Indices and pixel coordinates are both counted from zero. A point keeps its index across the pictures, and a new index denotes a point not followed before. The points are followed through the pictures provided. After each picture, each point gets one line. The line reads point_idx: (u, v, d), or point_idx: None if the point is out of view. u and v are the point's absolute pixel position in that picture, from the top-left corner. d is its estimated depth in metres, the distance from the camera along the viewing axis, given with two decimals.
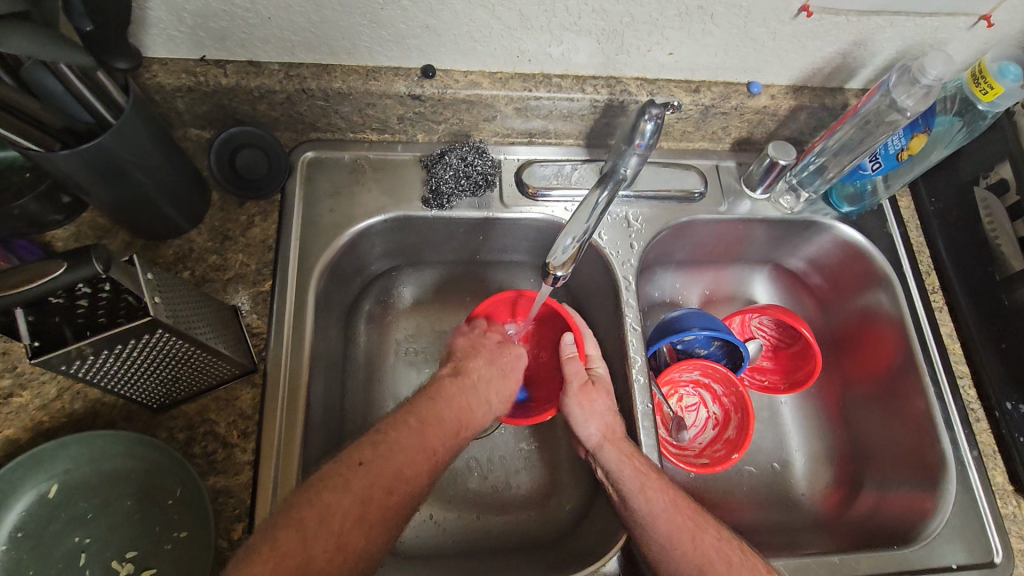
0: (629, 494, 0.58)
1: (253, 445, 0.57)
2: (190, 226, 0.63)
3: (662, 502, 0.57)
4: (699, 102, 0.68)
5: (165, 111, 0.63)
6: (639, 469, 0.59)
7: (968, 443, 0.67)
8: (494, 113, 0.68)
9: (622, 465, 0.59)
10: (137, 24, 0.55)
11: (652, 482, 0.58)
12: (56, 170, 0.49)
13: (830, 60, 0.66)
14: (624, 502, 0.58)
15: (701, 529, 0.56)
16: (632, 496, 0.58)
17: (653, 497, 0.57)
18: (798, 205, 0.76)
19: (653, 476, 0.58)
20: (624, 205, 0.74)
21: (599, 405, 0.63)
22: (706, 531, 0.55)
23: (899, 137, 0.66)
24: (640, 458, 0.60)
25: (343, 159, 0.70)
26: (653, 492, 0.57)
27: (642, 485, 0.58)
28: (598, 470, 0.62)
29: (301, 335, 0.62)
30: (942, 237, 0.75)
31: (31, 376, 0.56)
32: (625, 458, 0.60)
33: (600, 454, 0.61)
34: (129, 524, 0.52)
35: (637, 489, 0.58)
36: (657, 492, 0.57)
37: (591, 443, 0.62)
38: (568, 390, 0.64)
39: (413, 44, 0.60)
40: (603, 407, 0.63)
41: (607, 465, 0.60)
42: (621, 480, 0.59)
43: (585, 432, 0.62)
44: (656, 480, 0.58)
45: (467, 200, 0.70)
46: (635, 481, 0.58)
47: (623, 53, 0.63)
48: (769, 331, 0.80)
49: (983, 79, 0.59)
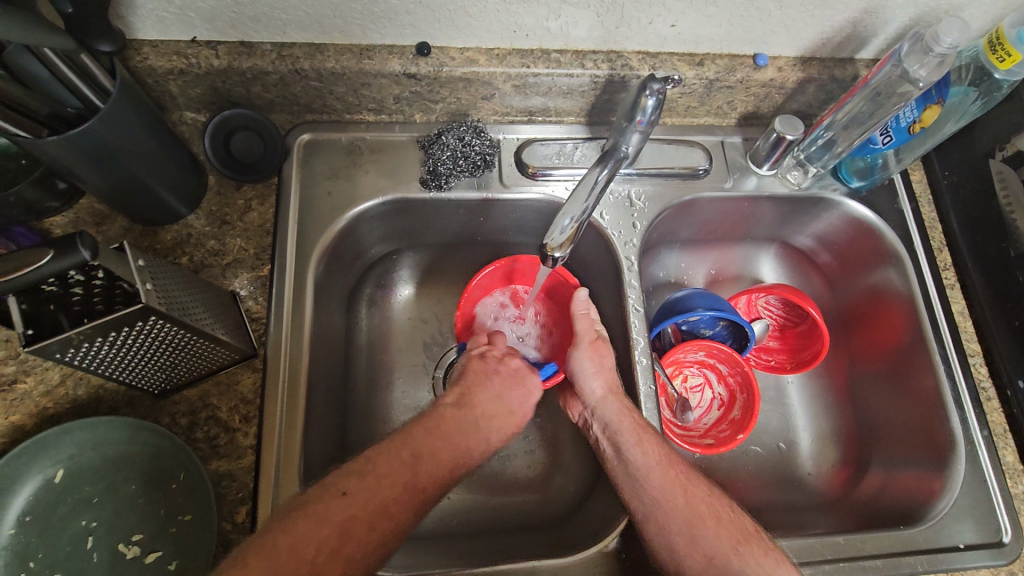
0: (625, 444, 0.58)
1: (255, 430, 0.57)
2: (188, 210, 0.63)
3: (657, 455, 0.57)
4: (703, 76, 0.66)
5: (159, 95, 0.63)
6: (637, 424, 0.59)
7: (979, 422, 0.66)
8: (492, 90, 0.66)
9: (621, 418, 0.59)
10: (124, 5, 0.54)
11: (649, 436, 0.58)
12: (46, 157, 0.48)
13: (840, 29, 0.64)
14: (619, 454, 0.58)
15: (693, 485, 0.56)
16: (628, 447, 0.58)
17: (650, 449, 0.57)
18: (805, 181, 0.74)
19: (650, 432, 0.58)
20: (626, 184, 0.72)
21: (608, 360, 0.63)
22: (698, 487, 0.56)
23: (912, 109, 0.63)
24: (639, 414, 0.60)
25: (340, 140, 0.69)
26: (650, 445, 0.57)
27: (639, 439, 0.58)
28: (594, 424, 0.62)
29: (300, 318, 0.62)
30: (956, 212, 0.73)
31: (34, 363, 0.56)
32: (626, 412, 0.60)
33: (600, 407, 0.61)
34: (135, 507, 0.52)
35: (635, 442, 0.58)
36: (654, 445, 0.57)
37: (593, 397, 0.61)
38: (576, 346, 0.63)
39: (406, 20, 0.59)
40: (612, 365, 0.63)
41: (606, 417, 0.60)
42: (618, 432, 0.59)
43: (590, 385, 0.62)
44: (654, 437, 0.58)
45: (465, 180, 0.69)
46: (632, 434, 0.58)
47: (623, 25, 0.61)
48: (776, 311, 0.79)
49: (1000, 46, 0.57)
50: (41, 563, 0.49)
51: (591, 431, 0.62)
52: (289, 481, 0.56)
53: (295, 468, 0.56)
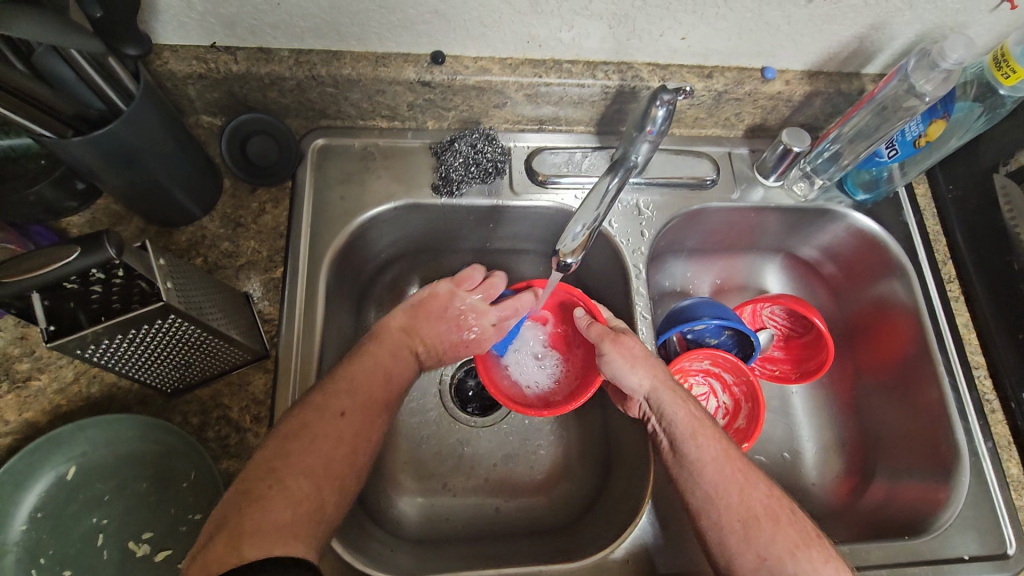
0: (681, 439, 0.58)
1: (265, 430, 0.57)
2: (203, 212, 0.63)
3: (713, 450, 0.57)
4: (711, 88, 0.68)
5: (177, 98, 0.64)
6: (694, 415, 0.59)
7: (982, 434, 0.67)
8: (504, 99, 0.67)
9: (677, 408, 0.59)
10: (148, 11, 0.55)
11: (704, 429, 0.58)
12: (70, 158, 0.49)
13: (846, 44, 0.65)
14: (674, 447, 0.58)
15: (750, 485, 0.55)
16: (684, 441, 0.58)
17: (704, 443, 0.57)
18: (811, 193, 0.75)
19: (706, 424, 0.59)
20: (634, 193, 0.73)
21: (638, 351, 0.61)
22: (755, 486, 0.55)
23: (917, 123, 0.65)
24: (693, 405, 0.60)
25: (354, 146, 0.70)
26: (705, 438, 0.57)
27: (694, 431, 0.58)
28: (649, 417, 0.61)
29: (312, 320, 0.62)
30: (960, 225, 0.74)
31: (48, 360, 0.56)
32: (680, 402, 0.60)
33: (655, 399, 0.60)
34: (145, 506, 0.53)
35: (690, 434, 0.58)
36: (709, 439, 0.57)
37: (642, 389, 0.60)
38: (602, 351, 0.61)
39: (423, 29, 0.60)
40: (643, 352, 0.61)
41: (661, 408, 0.60)
42: (674, 424, 0.59)
43: (633, 380, 0.60)
44: (709, 429, 0.59)
45: (476, 187, 0.70)
46: (688, 426, 0.58)
47: (635, 37, 0.62)
48: (780, 321, 0.79)
49: (1005, 63, 0.58)
50: (52, 560, 0.50)
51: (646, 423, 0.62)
52: None
53: None
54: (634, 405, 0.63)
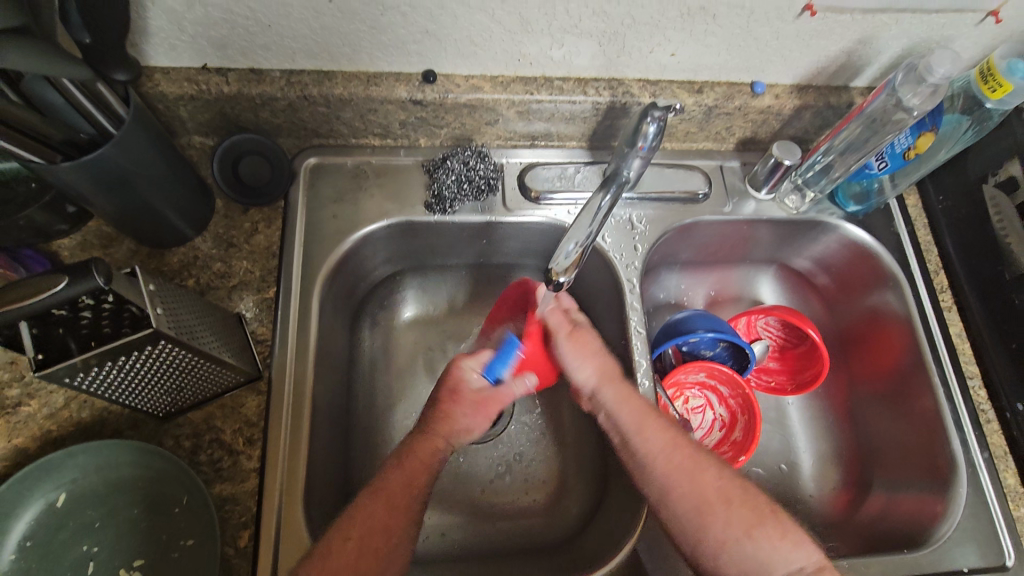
0: (629, 434, 0.60)
1: (258, 453, 0.57)
2: (195, 232, 0.63)
3: (660, 442, 0.59)
4: (702, 103, 0.68)
5: (169, 119, 0.64)
6: (639, 409, 0.61)
7: (979, 445, 0.67)
8: (496, 116, 0.67)
9: (621, 401, 0.61)
10: (139, 34, 0.55)
11: (652, 423, 0.60)
12: (60, 183, 0.49)
13: (834, 58, 0.65)
14: (624, 442, 0.60)
15: (700, 471, 0.57)
16: (631, 435, 0.60)
17: (650, 436, 0.59)
18: (803, 205, 0.75)
19: (653, 419, 0.60)
20: (627, 208, 0.73)
21: (591, 347, 0.65)
22: (706, 471, 0.57)
23: (906, 136, 0.65)
24: (639, 398, 0.62)
25: (346, 164, 0.70)
26: (652, 432, 0.59)
27: (640, 425, 0.60)
28: (599, 412, 0.64)
29: (305, 341, 0.62)
30: (950, 235, 0.74)
31: (38, 386, 0.56)
32: (625, 396, 0.62)
33: (600, 394, 0.63)
34: (137, 532, 0.52)
35: (636, 429, 0.60)
36: (656, 432, 0.59)
37: (589, 384, 0.64)
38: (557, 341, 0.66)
39: (414, 49, 0.60)
40: (596, 347, 0.65)
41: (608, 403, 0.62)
42: (619, 418, 0.61)
43: (580, 376, 0.64)
44: (655, 422, 0.60)
45: (469, 204, 0.70)
46: (635, 421, 0.60)
47: (625, 54, 0.63)
48: (775, 332, 0.79)
49: (991, 77, 0.58)
50: None
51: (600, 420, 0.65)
52: (293, 504, 0.56)
53: (299, 491, 0.56)
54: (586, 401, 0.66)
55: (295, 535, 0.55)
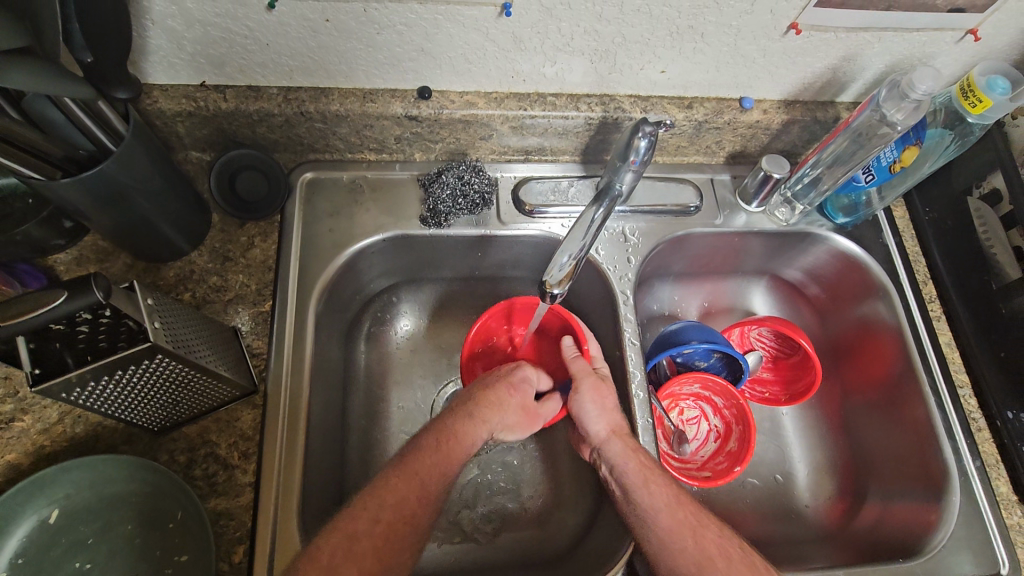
0: (633, 487, 0.57)
1: (254, 467, 0.57)
2: (192, 247, 0.64)
3: (664, 496, 0.56)
4: (692, 118, 0.69)
5: (166, 135, 0.64)
6: (643, 464, 0.58)
7: (971, 453, 0.67)
8: (490, 131, 0.68)
9: (628, 459, 0.59)
10: (138, 53, 0.56)
11: (656, 477, 0.58)
12: (60, 201, 0.50)
13: (820, 75, 0.67)
14: (626, 496, 0.58)
15: (702, 526, 0.55)
16: (635, 489, 0.57)
17: (656, 491, 0.57)
18: (793, 218, 0.76)
19: (658, 473, 0.58)
20: (620, 220, 0.74)
21: (610, 401, 0.63)
22: (708, 528, 0.55)
23: (891, 150, 0.66)
24: (645, 455, 0.60)
25: (342, 179, 0.71)
26: (657, 486, 0.57)
27: (646, 480, 0.57)
28: (600, 465, 0.61)
29: (301, 354, 0.62)
30: (937, 246, 0.76)
31: (32, 401, 0.56)
32: (630, 451, 0.59)
33: (605, 448, 0.60)
34: (131, 549, 0.52)
35: (641, 483, 0.57)
36: (660, 487, 0.57)
37: (597, 438, 0.61)
38: (581, 389, 0.63)
39: (409, 66, 0.61)
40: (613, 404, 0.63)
41: (612, 458, 0.60)
42: (625, 474, 0.58)
43: (593, 426, 0.62)
44: (660, 476, 0.58)
45: (464, 218, 0.71)
46: (639, 475, 0.58)
47: (616, 71, 0.64)
48: (769, 342, 0.80)
49: (971, 93, 0.60)
50: None
51: (599, 471, 0.62)
52: (287, 518, 0.55)
53: (294, 504, 0.56)
54: (588, 449, 0.63)
55: (291, 549, 0.54)
